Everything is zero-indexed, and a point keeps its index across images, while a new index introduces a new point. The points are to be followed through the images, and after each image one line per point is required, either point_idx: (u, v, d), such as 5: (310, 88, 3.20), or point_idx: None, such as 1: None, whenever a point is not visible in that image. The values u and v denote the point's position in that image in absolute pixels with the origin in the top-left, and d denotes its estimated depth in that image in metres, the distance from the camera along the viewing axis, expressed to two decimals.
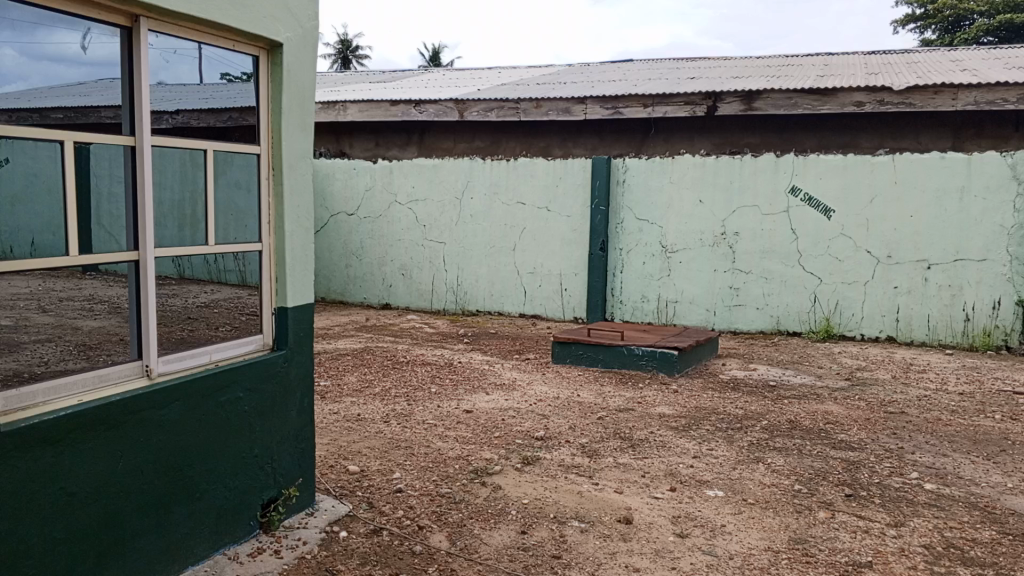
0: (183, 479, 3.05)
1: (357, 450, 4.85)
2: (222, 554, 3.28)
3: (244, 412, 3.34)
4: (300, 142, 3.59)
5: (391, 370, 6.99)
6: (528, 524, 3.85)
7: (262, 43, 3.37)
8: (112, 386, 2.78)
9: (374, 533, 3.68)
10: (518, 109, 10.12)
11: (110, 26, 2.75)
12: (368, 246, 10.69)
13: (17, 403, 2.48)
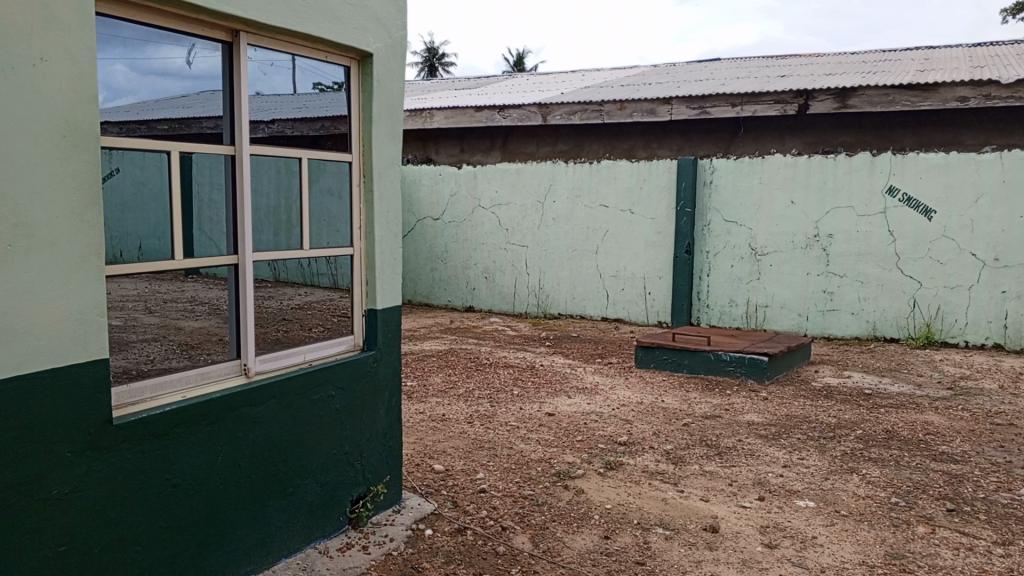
0: (278, 474, 3.17)
1: (441, 449, 4.93)
2: (313, 548, 3.40)
3: (335, 410, 3.46)
4: (389, 150, 3.69)
5: (475, 372, 7.07)
6: (612, 529, 3.82)
7: (354, 53, 3.48)
8: (214, 383, 2.95)
9: (459, 532, 3.73)
10: (602, 111, 10.08)
11: (213, 41, 2.90)
12: (452, 249, 10.86)
13: (128, 399, 2.64)
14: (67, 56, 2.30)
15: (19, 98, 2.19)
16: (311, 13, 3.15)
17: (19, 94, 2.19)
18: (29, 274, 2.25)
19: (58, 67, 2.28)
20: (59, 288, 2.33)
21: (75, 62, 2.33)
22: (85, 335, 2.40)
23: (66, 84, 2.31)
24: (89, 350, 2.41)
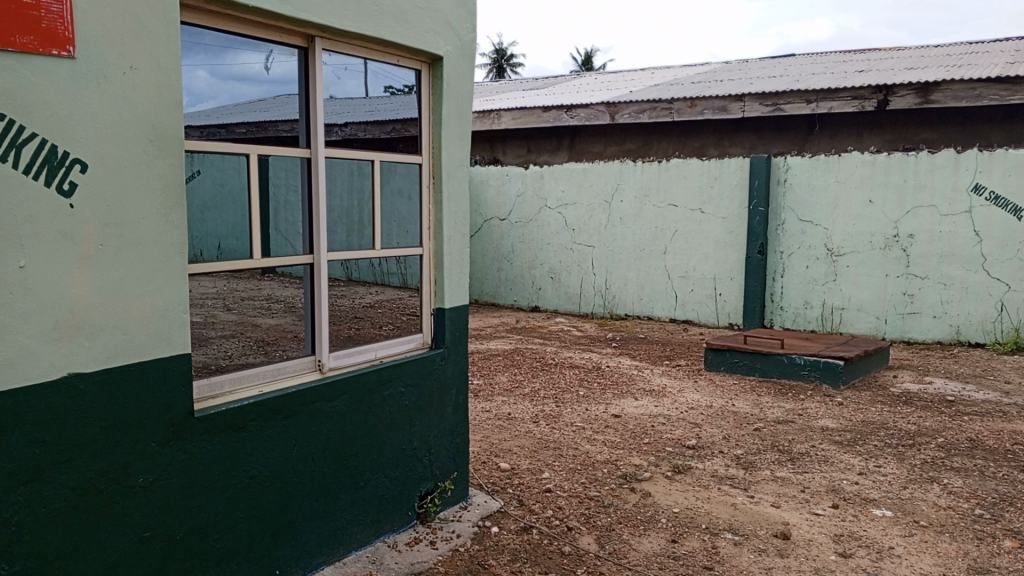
0: (350, 468, 3.25)
1: (507, 448, 4.96)
2: (382, 541, 3.46)
3: (405, 406, 3.52)
4: (458, 151, 3.74)
5: (540, 372, 7.09)
6: (679, 533, 3.78)
7: (425, 56, 3.53)
8: (288, 379, 3.03)
9: (525, 531, 3.75)
10: (671, 110, 9.96)
11: (289, 47, 2.99)
12: (518, 250, 10.90)
13: (208, 393, 2.74)
14: (153, 64, 2.41)
15: (111, 106, 2.30)
16: (382, 17, 3.22)
17: (112, 101, 2.30)
18: (119, 273, 2.36)
19: (145, 75, 2.39)
20: (145, 285, 2.44)
21: (161, 70, 2.43)
22: (169, 330, 2.51)
23: (153, 91, 2.41)
24: (172, 345, 2.52)
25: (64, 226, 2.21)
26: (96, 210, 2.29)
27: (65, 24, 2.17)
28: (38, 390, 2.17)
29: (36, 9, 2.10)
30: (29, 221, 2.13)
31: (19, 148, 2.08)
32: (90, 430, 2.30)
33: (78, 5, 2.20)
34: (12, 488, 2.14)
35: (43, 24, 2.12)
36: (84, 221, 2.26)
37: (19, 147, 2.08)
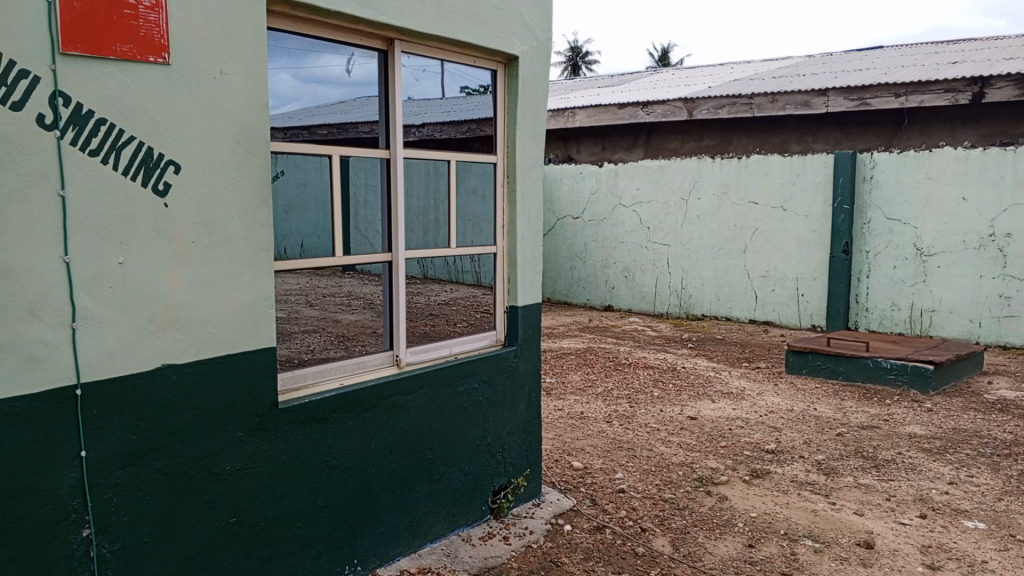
0: (426, 462, 3.31)
1: (580, 447, 4.95)
2: (457, 535, 3.51)
3: (479, 402, 3.56)
4: (532, 150, 3.75)
5: (614, 371, 7.04)
6: (756, 538, 3.70)
7: (500, 56, 3.56)
8: (368, 373, 3.12)
9: (598, 530, 3.74)
10: (751, 105, 9.73)
11: (369, 50, 3.07)
12: (592, 248, 10.86)
13: (291, 384, 2.84)
14: (241, 69, 2.51)
15: (203, 109, 2.41)
16: (460, 18, 3.26)
17: (203, 104, 2.40)
18: (209, 269, 2.47)
19: (234, 79, 2.49)
20: (234, 281, 2.54)
21: (248, 74, 2.53)
22: (255, 324, 2.61)
23: (241, 94, 2.51)
24: (258, 339, 2.62)
25: (160, 224, 2.32)
26: (188, 210, 2.39)
27: (161, 32, 2.28)
28: (135, 380, 2.29)
29: (135, 19, 2.22)
30: (127, 219, 2.24)
31: (119, 150, 2.20)
32: (182, 418, 2.42)
33: (173, 14, 2.31)
34: (112, 472, 2.26)
35: (142, 33, 2.23)
36: (177, 220, 2.36)
37: (119, 149, 2.20)
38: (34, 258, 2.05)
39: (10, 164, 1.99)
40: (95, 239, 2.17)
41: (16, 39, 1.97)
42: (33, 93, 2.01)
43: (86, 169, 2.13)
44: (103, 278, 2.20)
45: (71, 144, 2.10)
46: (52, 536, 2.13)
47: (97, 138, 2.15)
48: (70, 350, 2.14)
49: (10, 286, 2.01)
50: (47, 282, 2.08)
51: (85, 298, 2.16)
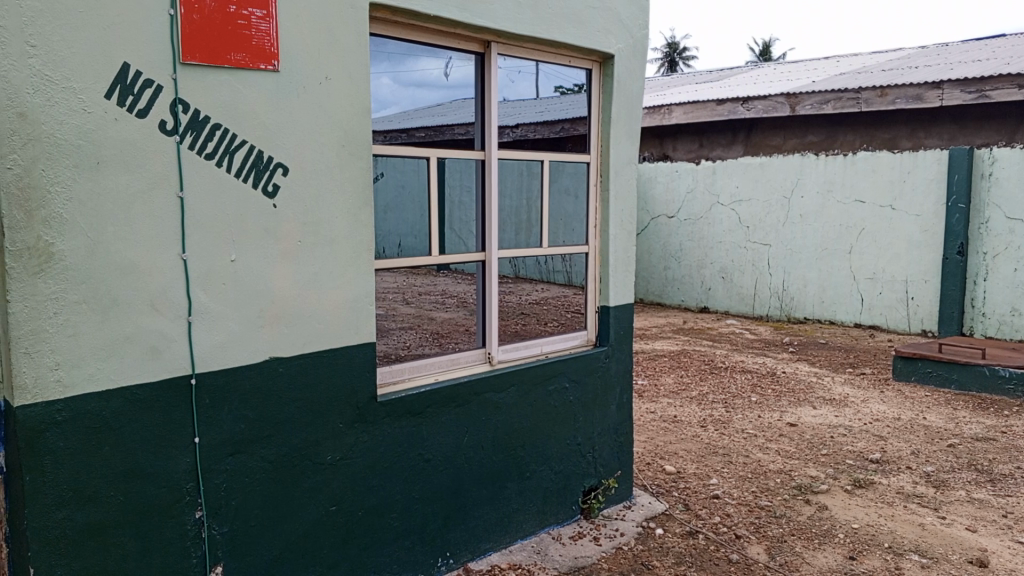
0: (517, 458, 3.35)
1: (673, 451, 4.88)
2: (547, 533, 3.53)
3: (570, 402, 3.57)
4: (627, 149, 3.73)
5: (709, 375, 6.90)
6: (858, 550, 3.56)
7: (596, 56, 3.56)
8: (461, 369, 3.19)
9: (690, 535, 3.68)
10: (858, 99, 9.34)
11: (466, 52, 3.13)
12: (687, 248, 10.67)
13: (390, 377, 2.94)
14: (345, 75, 2.60)
15: (310, 113, 2.51)
16: (555, 19, 3.27)
17: (310, 109, 2.51)
18: (315, 266, 2.58)
19: (339, 84, 2.59)
20: (337, 278, 2.65)
21: (352, 79, 2.63)
22: (357, 320, 2.71)
23: (345, 99, 2.61)
24: (359, 334, 2.72)
25: (269, 224, 2.44)
26: (296, 210, 2.51)
27: (272, 40, 2.40)
28: (245, 372, 2.41)
29: (248, 28, 2.34)
30: (239, 219, 2.37)
31: (232, 154, 2.33)
32: (286, 409, 2.53)
33: (282, 23, 2.42)
34: (223, 458, 2.39)
35: (254, 42, 2.35)
36: (285, 219, 2.48)
37: (232, 152, 2.33)
38: (156, 256, 2.19)
39: (135, 168, 2.13)
40: (210, 238, 2.30)
41: (142, 52, 2.12)
42: (156, 101, 2.15)
43: (202, 171, 2.27)
44: (217, 275, 2.33)
45: (189, 148, 2.23)
46: (168, 516, 2.27)
47: (213, 142, 2.28)
48: (187, 343, 2.27)
49: (134, 280, 2.15)
50: (167, 279, 2.22)
51: (201, 293, 2.30)
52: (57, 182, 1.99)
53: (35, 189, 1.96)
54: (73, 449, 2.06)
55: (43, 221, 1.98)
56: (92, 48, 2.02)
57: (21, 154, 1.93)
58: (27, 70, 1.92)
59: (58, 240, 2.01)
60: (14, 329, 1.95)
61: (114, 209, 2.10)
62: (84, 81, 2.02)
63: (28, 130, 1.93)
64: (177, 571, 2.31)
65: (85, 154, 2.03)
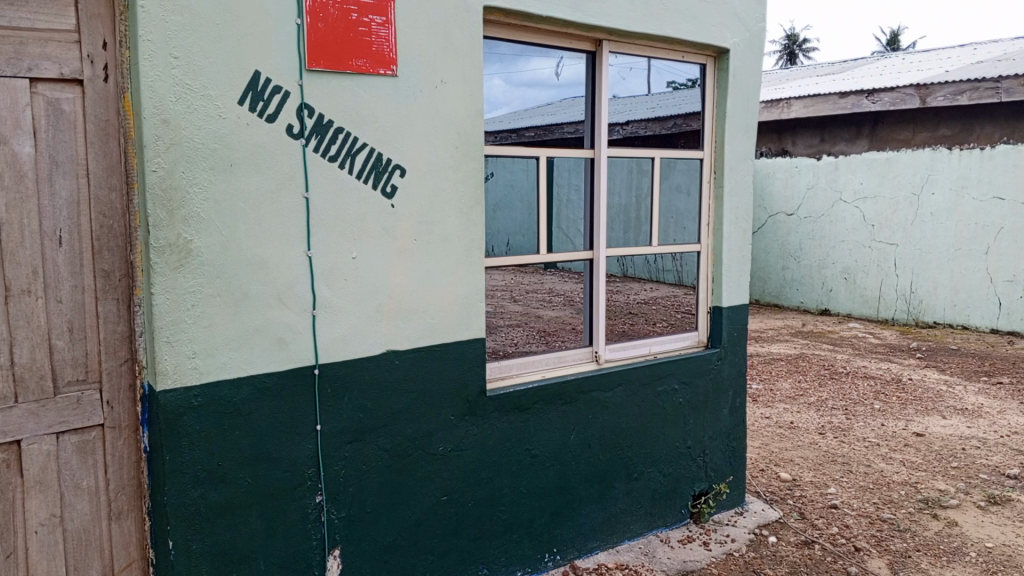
0: (625, 458, 3.33)
1: (788, 458, 4.72)
2: (655, 535, 3.49)
3: (680, 404, 3.51)
4: (743, 145, 3.63)
5: (829, 381, 6.60)
6: (992, 571, 3.33)
7: (711, 50, 3.49)
8: (569, 368, 3.20)
9: (806, 545, 3.55)
10: (998, 89, 8.66)
11: (577, 52, 3.15)
12: (807, 247, 10.27)
13: (497, 373, 2.99)
14: (460, 77, 2.67)
15: (426, 115, 2.59)
16: (669, 15, 3.23)
17: (426, 112, 2.59)
18: (429, 264, 2.66)
19: (453, 86, 2.65)
20: (449, 275, 2.72)
21: (466, 81, 2.69)
22: (468, 316, 2.78)
23: (459, 101, 2.68)
24: (470, 330, 2.78)
25: (387, 223, 2.54)
26: (412, 210, 2.59)
27: (391, 46, 2.49)
28: (363, 364, 2.52)
29: (369, 35, 2.43)
30: (359, 219, 2.47)
31: (353, 156, 2.44)
32: (401, 400, 2.62)
33: (400, 29, 2.50)
34: (342, 446, 2.50)
35: (374, 48, 2.44)
36: (402, 219, 2.57)
37: (353, 155, 2.43)
38: (284, 253, 2.33)
39: (265, 169, 2.27)
40: (332, 237, 2.42)
41: (272, 60, 2.25)
42: (284, 106, 2.28)
43: (325, 173, 2.38)
44: (339, 271, 2.44)
45: (314, 151, 2.35)
46: (291, 499, 2.40)
47: (336, 145, 2.39)
48: (310, 335, 2.40)
49: (264, 276, 2.29)
50: (292, 274, 2.35)
51: (324, 289, 2.42)
52: (195, 183, 2.14)
53: (176, 190, 2.12)
54: (206, 432, 2.22)
55: (183, 220, 2.13)
56: (227, 59, 2.17)
57: (164, 158, 2.09)
58: (171, 80, 2.08)
59: (197, 238, 2.16)
60: (158, 320, 2.11)
61: (246, 209, 2.24)
62: (220, 89, 2.16)
63: (171, 136, 2.09)
64: (299, 551, 2.44)
65: (221, 157, 2.18)
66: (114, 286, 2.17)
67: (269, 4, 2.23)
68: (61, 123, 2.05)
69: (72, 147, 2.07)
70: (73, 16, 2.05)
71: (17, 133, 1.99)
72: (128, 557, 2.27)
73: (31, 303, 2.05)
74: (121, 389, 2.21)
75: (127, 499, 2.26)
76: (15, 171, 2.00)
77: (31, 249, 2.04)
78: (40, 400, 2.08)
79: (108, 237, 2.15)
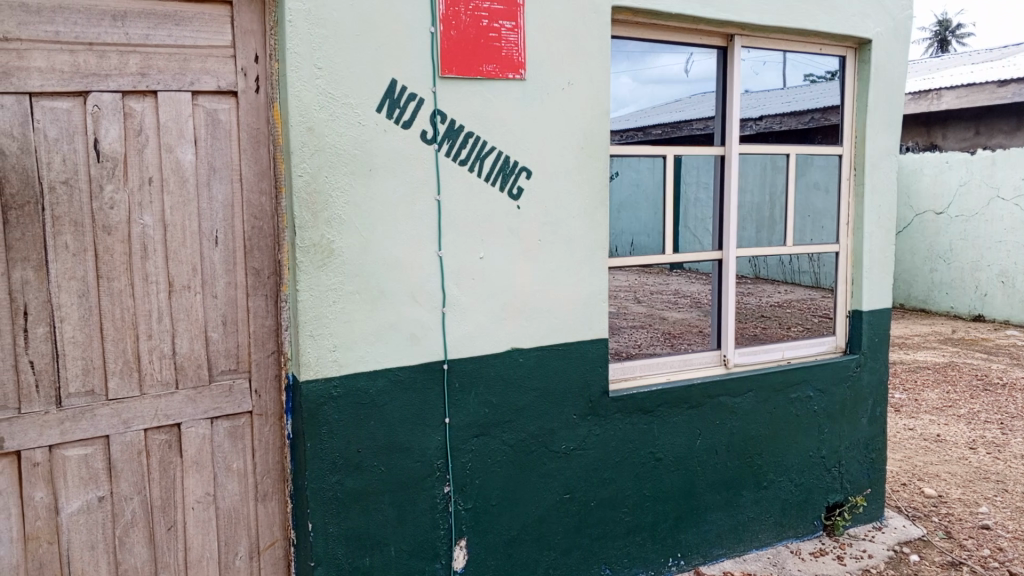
0: (754, 465, 3.23)
1: (934, 472, 4.42)
2: (785, 546, 3.37)
3: (814, 411, 3.37)
4: (886, 140, 3.44)
5: (982, 392, 6.12)
6: None
7: (851, 42, 3.33)
8: (695, 370, 3.14)
9: (952, 567, 3.32)
10: None
11: (708, 47, 3.09)
12: (958, 248, 9.57)
13: (622, 375, 2.98)
14: (587, 78, 2.68)
15: (552, 117, 2.62)
16: (806, 6, 3.10)
17: (553, 114, 2.62)
18: (554, 265, 2.69)
19: (580, 88, 2.67)
20: (573, 275, 2.73)
21: (593, 82, 2.70)
22: (591, 316, 2.78)
23: (586, 102, 2.69)
24: (594, 330, 2.79)
25: (514, 224, 2.59)
26: (538, 211, 2.63)
27: (519, 50, 2.53)
28: (489, 361, 2.58)
29: (498, 40, 2.49)
30: (487, 220, 2.53)
31: (482, 159, 2.50)
32: (525, 398, 2.67)
33: (529, 33, 2.54)
34: (469, 439, 2.57)
35: (503, 53, 2.50)
36: (528, 220, 2.61)
37: (482, 158, 2.50)
38: (417, 253, 2.42)
39: (400, 173, 2.37)
40: (462, 237, 2.49)
41: (407, 67, 2.35)
42: (418, 112, 2.37)
43: (455, 176, 2.46)
44: (467, 271, 2.52)
45: (445, 155, 2.43)
46: (421, 488, 2.50)
47: (466, 148, 2.47)
48: (440, 332, 2.48)
49: (397, 274, 2.39)
50: (424, 273, 2.44)
51: (453, 287, 2.49)
52: (337, 187, 2.27)
53: (320, 194, 2.25)
54: (343, 421, 2.34)
55: (326, 222, 2.26)
56: (366, 68, 2.28)
57: (309, 164, 2.22)
58: (316, 89, 2.21)
59: (338, 239, 2.29)
60: (302, 314, 2.25)
61: (382, 210, 2.35)
62: (360, 97, 2.28)
63: (315, 143, 2.22)
64: (428, 540, 2.53)
65: (360, 162, 2.30)
66: (263, 283, 2.33)
67: (404, 14, 2.33)
68: (218, 132, 2.23)
69: (228, 154, 2.25)
70: (229, 33, 2.22)
71: (180, 142, 2.18)
72: (272, 537, 2.44)
73: (191, 298, 2.24)
74: (268, 378, 2.37)
75: (272, 482, 2.42)
76: (179, 177, 2.19)
77: (191, 249, 2.22)
78: (198, 386, 2.27)
79: (258, 237, 2.31)
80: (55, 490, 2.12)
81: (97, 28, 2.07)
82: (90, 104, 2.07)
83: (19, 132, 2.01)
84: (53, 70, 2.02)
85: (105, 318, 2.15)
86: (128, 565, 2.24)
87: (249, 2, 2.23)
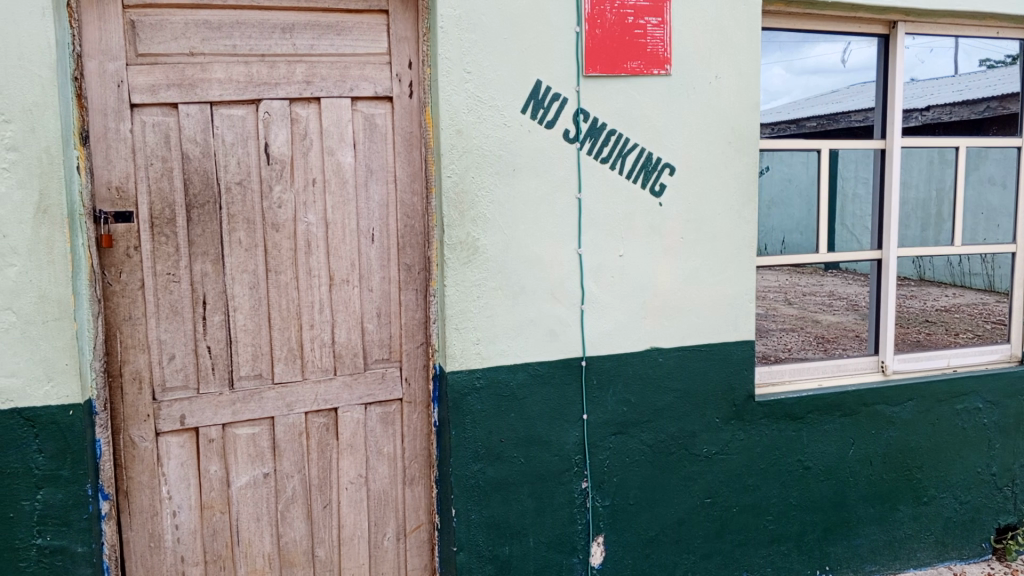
0: (913, 479, 3.03)
1: None
2: (947, 568, 3.14)
3: (983, 425, 3.11)
4: None
5: None
6: None
7: None
8: (849, 376, 2.98)
9: None
10: None
11: (869, 35, 2.93)
12: None
13: (769, 378, 2.89)
14: (735, 72, 2.62)
15: (698, 113, 2.58)
16: None
17: (698, 109, 2.58)
18: (696, 263, 2.64)
19: (728, 82, 2.61)
20: (717, 274, 2.67)
21: (742, 76, 2.63)
22: (735, 317, 2.71)
23: (733, 97, 2.62)
24: (738, 331, 2.72)
25: (655, 221, 2.57)
26: (682, 209, 2.60)
27: (665, 46, 2.51)
28: (628, 358, 2.57)
29: (644, 37, 2.48)
30: (627, 218, 2.53)
31: (624, 156, 2.50)
32: (665, 398, 2.64)
33: (675, 28, 2.52)
34: (607, 436, 2.58)
35: (648, 49, 2.48)
36: (671, 218, 2.59)
37: (624, 155, 2.50)
38: (558, 249, 2.46)
39: (543, 171, 2.41)
40: (603, 235, 2.51)
41: (552, 67, 2.39)
42: (562, 112, 2.41)
43: (597, 174, 2.47)
44: (607, 269, 2.52)
45: (587, 153, 2.45)
46: (559, 483, 2.54)
47: (608, 146, 2.48)
48: (579, 328, 2.51)
49: (539, 271, 2.44)
50: (565, 269, 2.47)
51: (593, 285, 2.51)
52: (483, 187, 2.34)
53: (467, 194, 2.33)
54: (486, 411, 2.42)
55: (473, 220, 2.34)
56: (512, 70, 2.34)
57: (457, 165, 2.31)
58: (464, 92, 2.29)
59: (483, 236, 2.36)
60: (448, 309, 2.35)
61: (525, 208, 2.40)
62: (506, 99, 2.34)
63: (463, 144, 2.31)
64: (565, 533, 2.56)
65: (505, 162, 2.36)
66: (414, 279, 2.45)
67: (550, 15, 2.37)
68: (375, 135, 2.36)
69: (384, 156, 2.38)
70: (385, 41, 2.34)
71: (341, 145, 2.33)
72: (418, 520, 2.55)
73: (349, 291, 2.39)
74: (417, 368, 2.48)
75: (419, 467, 2.53)
76: (339, 177, 2.34)
77: (350, 246, 2.37)
78: (354, 373, 2.42)
79: (410, 234, 2.43)
80: (227, 464, 2.33)
81: (269, 41, 2.25)
82: (262, 111, 2.26)
83: (202, 138, 2.22)
84: (230, 80, 2.22)
85: (273, 309, 2.33)
86: (289, 538, 2.43)
87: (404, 10, 2.34)
